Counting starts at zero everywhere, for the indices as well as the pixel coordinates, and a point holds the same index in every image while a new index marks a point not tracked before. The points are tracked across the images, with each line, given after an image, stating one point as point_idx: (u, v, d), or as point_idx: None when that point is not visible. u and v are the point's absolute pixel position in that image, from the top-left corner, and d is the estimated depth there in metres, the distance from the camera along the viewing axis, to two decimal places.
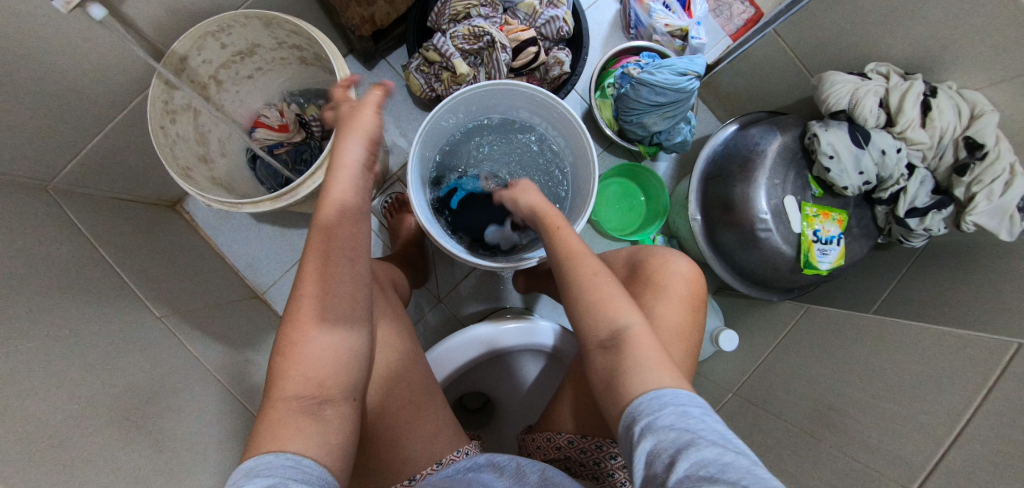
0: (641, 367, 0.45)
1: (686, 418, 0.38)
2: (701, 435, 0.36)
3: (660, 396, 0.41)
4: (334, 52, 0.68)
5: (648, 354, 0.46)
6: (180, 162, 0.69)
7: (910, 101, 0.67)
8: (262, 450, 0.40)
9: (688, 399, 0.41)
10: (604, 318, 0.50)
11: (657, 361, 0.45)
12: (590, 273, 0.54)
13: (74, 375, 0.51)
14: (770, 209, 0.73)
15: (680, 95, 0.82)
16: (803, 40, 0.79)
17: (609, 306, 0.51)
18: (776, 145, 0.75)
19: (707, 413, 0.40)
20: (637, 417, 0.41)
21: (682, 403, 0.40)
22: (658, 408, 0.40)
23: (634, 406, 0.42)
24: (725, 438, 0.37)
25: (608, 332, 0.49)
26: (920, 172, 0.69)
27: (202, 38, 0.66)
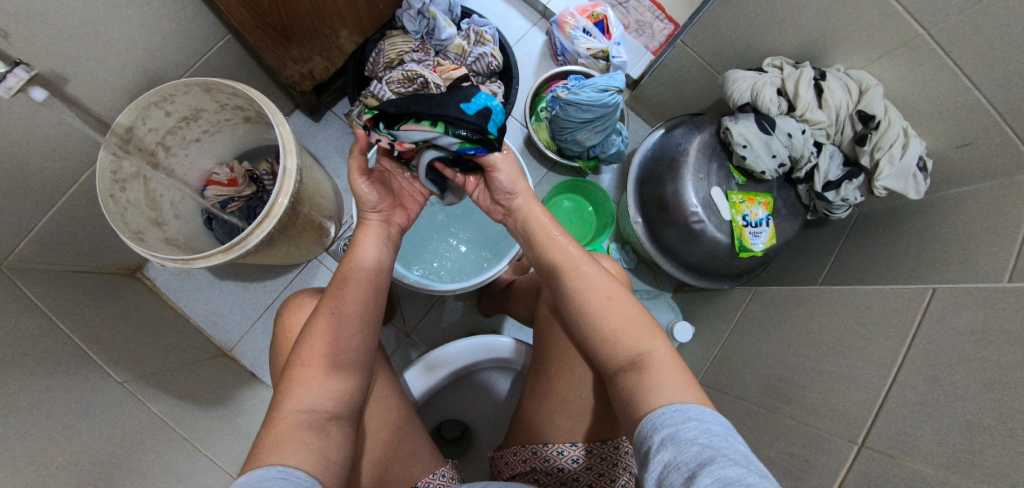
0: (662, 392, 0.44)
1: (710, 432, 0.38)
2: (726, 452, 0.36)
3: (684, 411, 0.41)
4: (272, 108, 0.73)
5: (673, 373, 0.47)
6: (132, 226, 0.72)
7: (803, 87, 0.72)
8: (262, 463, 0.43)
9: (715, 416, 0.41)
10: (619, 336, 0.51)
11: (677, 384, 0.45)
12: (605, 297, 0.54)
13: (27, 439, 0.51)
14: (700, 202, 0.77)
15: (606, 109, 0.87)
16: (706, 46, 0.87)
17: (632, 329, 0.51)
18: (696, 142, 0.80)
19: (733, 431, 0.39)
20: (657, 429, 0.41)
21: (708, 418, 0.40)
22: (681, 421, 0.40)
23: (651, 418, 0.43)
24: (751, 455, 0.37)
25: (628, 358, 0.50)
26: (827, 148, 0.74)
27: (146, 109, 0.71)
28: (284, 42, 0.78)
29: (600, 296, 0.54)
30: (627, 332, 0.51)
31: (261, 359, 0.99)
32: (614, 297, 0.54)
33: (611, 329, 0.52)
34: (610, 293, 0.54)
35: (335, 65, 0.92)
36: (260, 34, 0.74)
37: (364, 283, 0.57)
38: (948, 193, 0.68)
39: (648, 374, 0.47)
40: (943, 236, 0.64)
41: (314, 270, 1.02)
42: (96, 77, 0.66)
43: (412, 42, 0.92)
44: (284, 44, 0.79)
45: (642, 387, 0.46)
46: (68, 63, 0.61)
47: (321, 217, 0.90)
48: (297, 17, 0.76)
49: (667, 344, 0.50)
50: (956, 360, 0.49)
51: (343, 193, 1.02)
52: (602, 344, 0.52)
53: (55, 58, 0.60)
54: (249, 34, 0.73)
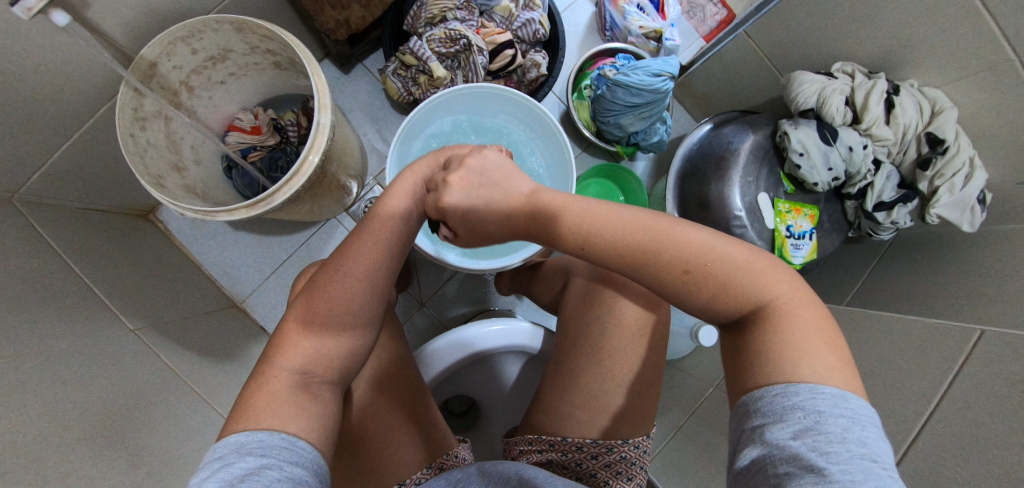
0: (793, 357, 0.37)
1: (822, 430, 0.32)
2: (834, 459, 0.31)
3: (790, 395, 0.35)
4: (308, 56, 0.67)
5: (809, 323, 0.39)
6: (152, 170, 0.67)
7: (875, 99, 0.67)
8: (247, 429, 0.40)
9: (840, 404, 0.34)
10: (717, 299, 0.42)
11: (814, 348, 0.37)
12: (689, 265, 0.42)
13: (47, 388, 0.50)
14: (744, 206, 0.74)
15: (655, 95, 0.82)
16: (772, 41, 0.81)
17: (742, 279, 0.41)
18: (749, 143, 0.76)
19: (858, 425, 0.33)
20: (758, 415, 0.36)
21: (823, 409, 0.33)
22: (784, 411, 0.35)
23: (748, 400, 0.38)
24: (870, 461, 0.31)
25: (742, 313, 0.41)
26: (885, 167, 0.71)
27: (171, 44, 0.65)
28: None
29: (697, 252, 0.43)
30: (749, 280, 0.41)
31: (272, 314, 0.97)
32: (710, 244, 0.43)
33: (718, 285, 0.42)
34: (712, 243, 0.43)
35: (373, 15, 0.85)
36: None
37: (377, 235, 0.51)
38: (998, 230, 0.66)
39: (777, 325, 0.39)
40: None
41: (332, 230, 0.99)
42: (120, 5, 0.61)
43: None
44: None
45: (776, 344, 0.38)
46: None
47: (346, 178, 0.86)
48: None
49: (791, 285, 0.42)
50: (996, 410, 0.48)
51: (368, 153, 0.97)
52: (707, 304, 0.42)
53: None
54: None
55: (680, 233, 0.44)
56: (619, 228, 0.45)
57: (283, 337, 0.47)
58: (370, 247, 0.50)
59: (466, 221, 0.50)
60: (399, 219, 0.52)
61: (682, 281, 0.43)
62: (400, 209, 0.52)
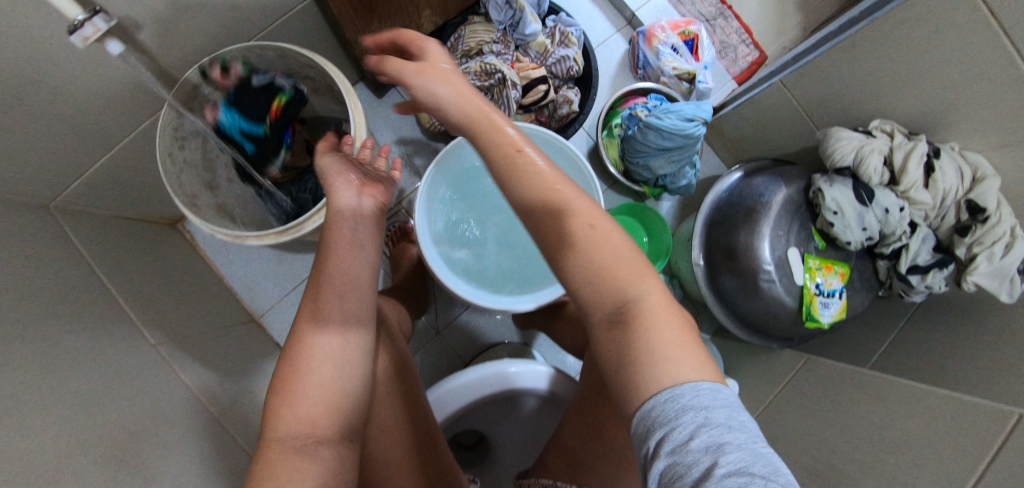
0: (664, 361, 0.34)
1: (706, 433, 0.29)
2: (720, 462, 0.28)
3: (677, 398, 0.32)
4: (348, 88, 0.68)
5: (670, 327, 0.36)
6: (187, 190, 0.68)
7: (914, 162, 0.66)
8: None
9: (717, 403, 0.31)
10: (596, 280, 0.39)
11: (683, 357, 0.34)
12: (579, 223, 0.40)
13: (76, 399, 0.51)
14: (774, 260, 0.73)
15: (687, 141, 0.81)
16: (808, 93, 0.80)
17: (620, 267, 0.39)
18: (780, 197, 0.75)
19: (736, 412, 0.31)
20: (644, 421, 0.32)
21: (704, 407, 0.31)
22: (675, 415, 0.31)
23: (643, 412, 0.33)
24: (755, 461, 0.28)
25: (615, 306, 0.38)
26: (922, 230, 0.70)
27: (216, 67, 0.67)
28: (365, 16, 0.74)
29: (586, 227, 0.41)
30: (613, 266, 0.39)
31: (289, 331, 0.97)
32: (593, 216, 0.41)
33: (593, 261, 0.39)
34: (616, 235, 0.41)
35: None
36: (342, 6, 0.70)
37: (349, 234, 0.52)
38: None
39: (649, 326, 0.36)
40: None
41: None
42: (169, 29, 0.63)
43: (493, 33, 0.86)
44: (366, 18, 0.75)
45: (641, 348, 0.35)
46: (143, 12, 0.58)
47: None
48: None
49: (659, 289, 0.39)
50: None
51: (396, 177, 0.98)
52: (578, 287, 0.40)
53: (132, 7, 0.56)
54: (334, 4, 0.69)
55: (570, 201, 0.42)
56: (537, 179, 0.42)
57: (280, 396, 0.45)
58: (340, 287, 0.50)
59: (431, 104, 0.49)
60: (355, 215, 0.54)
61: (568, 247, 0.40)
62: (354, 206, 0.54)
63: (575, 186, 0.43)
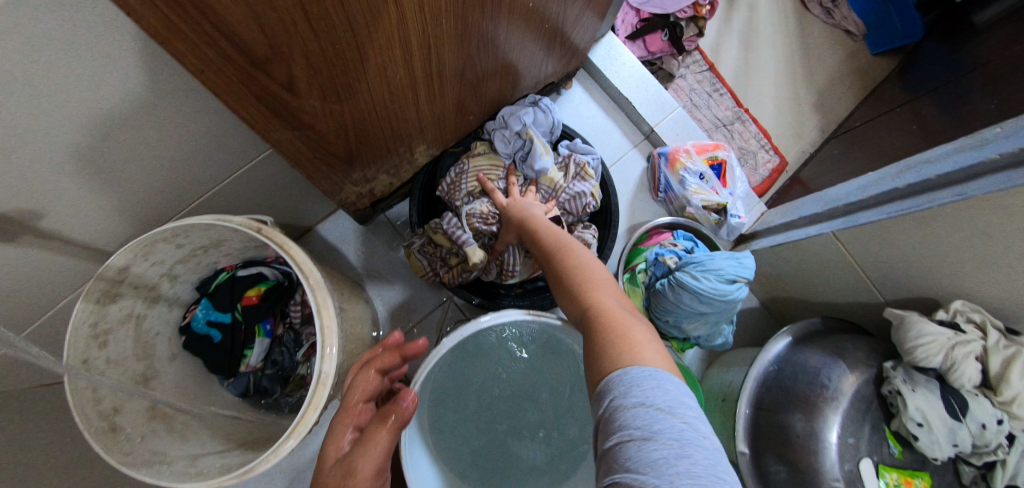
0: (627, 357, 0.41)
1: (645, 417, 0.35)
2: (649, 443, 0.34)
3: (635, 374, 0.39)
4: (310, 272, 0.53)
5: (636, 330, 0.44)
6: (105, 404, 0.52)
7: (1019, 373, 0.54)
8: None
9: (658, 388, 0.37)
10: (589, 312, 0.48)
11: (652, 351, 0.42)
12: (573, 258, 0.54)
13: None
14: (843, 475, 0.59)
15: (726, 304, 0.70)
16: (866, 252, 0.69)
17: (594, 288, 0.50)
18: (848, 389, 0.62)
19: (676, 398, 0.37)
20: (602, 399, 0.39)
21: (648, 395, 0.37)
22: (635, 388, 0.38)
23: (607, 380, 0.40)
24: (675, 431, 0.34)
25: (586, 317, 0.48)
26: (1022, 443, 0.57)
27: (150, 245, 0.53)
28: (346, 168, 0.61)
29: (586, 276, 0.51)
30: (601, 291, 0.49)
31: None
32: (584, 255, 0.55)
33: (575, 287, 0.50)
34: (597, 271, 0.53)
35: (400, 180, 0.75)
36: (316, 165, 0.57)
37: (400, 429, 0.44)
38: None
39: (611, 329, 0.44)
40: None
41: (330, 408, 0.84)
42: (87, 204, 0.49)
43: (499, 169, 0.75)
44: (346, 169, 0.62)
45: (611, 346, 0.42)
46: (40, 196, 0.44)
47: None
48: (365, 140, 0.59)
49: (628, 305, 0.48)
50: None
51: (382, 318, 0.84)
52: (568, 308, 0.51)
53: (22, 194, 0.43)
54: (304, 167, 0.56)
55: (567, 243, 0.57)
56: (549, 236, 0.59)
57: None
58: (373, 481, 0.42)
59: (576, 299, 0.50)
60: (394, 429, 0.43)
61: (564, 277, 0.53)
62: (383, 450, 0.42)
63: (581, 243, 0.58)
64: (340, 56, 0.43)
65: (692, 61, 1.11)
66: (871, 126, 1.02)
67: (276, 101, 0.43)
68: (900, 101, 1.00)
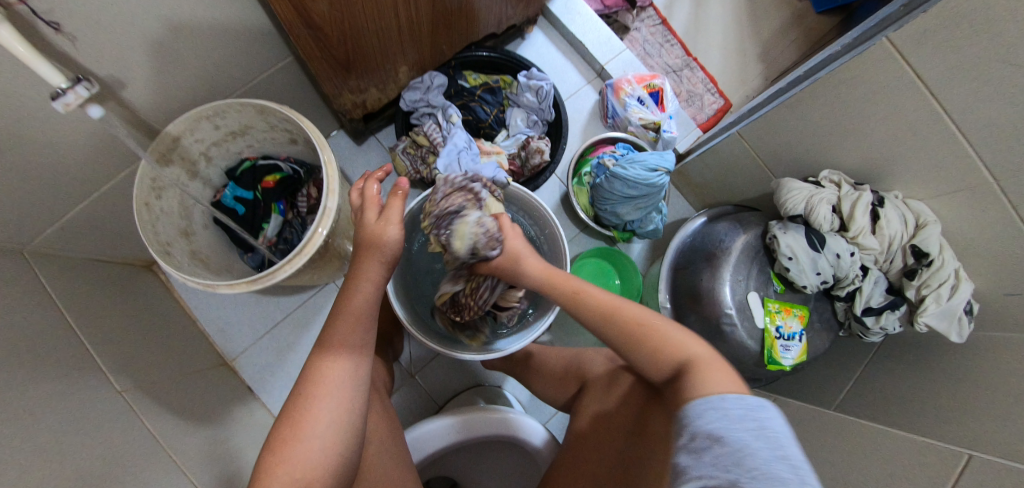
0: (707, 393, 0.47)
1: (725, 435, 0.42)
2: (742, 453, 0.40)
3: (716, 407, 0.44)
4: (322, 142, 0.71)
5: (722, 376, 0.49)
6: (161, 238, 0.70)
7: (860, 210, 0.70)
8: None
9: (754, 411, 0.44)
10: (658, 352, 0.54)
11: (730, 384, 0.47)
12: (607, 308, 0.58)
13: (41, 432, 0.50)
14: (734, 304, 0.75)
15: (651, 189, 0.87)
16: (764, 142, 0.85)
17: (671, 347, 0.54)
18: (740, 242, 0.79)
19: (751, 412, 0.43)
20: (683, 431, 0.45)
21: (723, 419, 0.43)
22: (724, 415, 0.43)
23: (697, 414, 0.45)
24: (764, 445, 0.41)
25: (676, 370, 0.52)
26: (873, 273, 0.73)
27: (196, 121, 0.70)
28: (345, 75, 0.80)
29: (535, 263, 0.63)
30: (667, 348, 0.54)
31: (261, 375, 0.96)
32: (614, 301, 0.58)
33: (657, 356, 0.54)
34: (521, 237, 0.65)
35: (387, 97, 0.93)
36: (323, 65, 0.75)
37: (384, 259, 0.57)
38: (988, 335, 0.65)
39: (695, 374, 0.49)
40: (971, 387, 0.64)
41: (329, 295, 1.00)
42: (154, 83, 0.67)
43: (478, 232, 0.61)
44: (345, 76, 0.80)
45: (689, 387, 0.48)
46: (126, 69, 0.62)
47: (348, 245, 0.89)
48: (360, 51, 0.77)
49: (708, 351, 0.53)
50: None
51: None
52: (612, 338, 0.57)
53: (116, 64, 0.60)
54: (315, 66, 0.75)
55: (591, 301, 0.59)
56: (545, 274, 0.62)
57: (279, 437, 0.47)
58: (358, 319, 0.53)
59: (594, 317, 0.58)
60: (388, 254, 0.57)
61: (623, 330, 0.56)
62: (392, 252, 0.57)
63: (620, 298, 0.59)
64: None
65: (647, 15, 1.30)
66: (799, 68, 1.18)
67: (301, 8, 0.61)
68: None
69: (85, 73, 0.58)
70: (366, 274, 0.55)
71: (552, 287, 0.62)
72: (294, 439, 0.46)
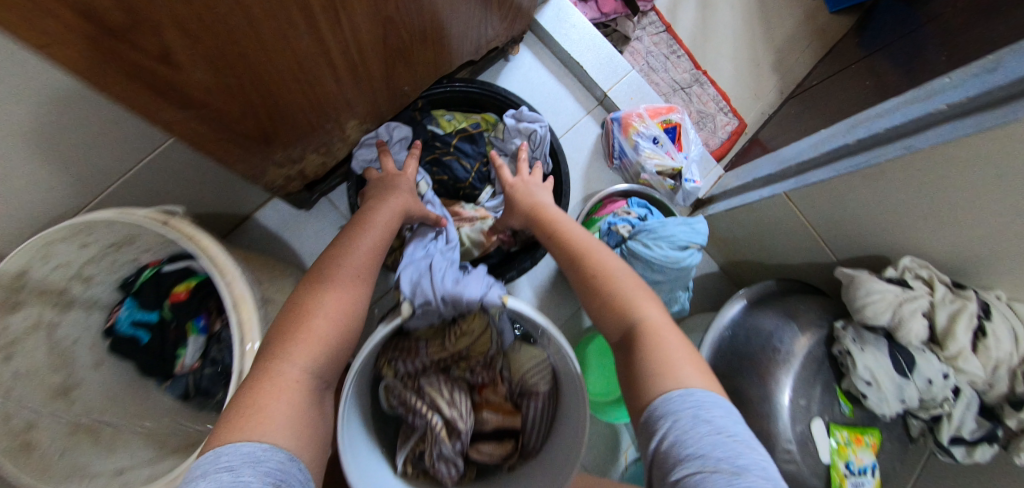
0: (673, 373, 0.44)
1: (681, 437, 0.38)
2: (699, 468, 0.35)
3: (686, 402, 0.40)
4: (222, 264, 0.49)
5: (681, 352, 0.46)
6: (12, 422, 0.49)
7: (963, 327, 0.54)
8: (236, 441, 0.38)
9: (724, 418, 0.39)
10: (631, 304, 0.51)
11: (695, 370, 0.44)
12: (601, 272, 0.55)
13: None
14: (795, 437, 0.59)
15: (681, 271, 0.69)
16: (818, 211, 0.67)
17: (634, 300, 0.51)
18: (800, 352, 0.62)
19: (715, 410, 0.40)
20: (649, 436, 0.41)
21: (686, 423, 0.39)
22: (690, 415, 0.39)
23: (663, 409, 0.41)
24: (726, 453, 0.36)
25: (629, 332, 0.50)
26: (966, 395, 0.57)
27: (48, 247, 0.48)
28: (265, 148, 0.57)
29: (535, 205, 0.67)
30: (641, 302, 0.51)
31: None
32: (611, 264, 0.56)
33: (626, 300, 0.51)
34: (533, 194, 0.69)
35: (333, 158, 0.71)
36: (230, 148, 0.52)
37: (380, 235, 0.58)
38: None
39: (650, 346, 0.46)
40: None
41: None
42: None
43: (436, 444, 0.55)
44: (266, 150, 0.57)
45: (653, 355, 0.46)
46: None
47: None
48: (283, 119, 0.54)
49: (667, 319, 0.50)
50: None
51: None
52: (593, 306, 0.54)
53: None
54: (217, 151, 0.52)
55: (602, 260, 0.56)
56: (568, 235, 0.61)
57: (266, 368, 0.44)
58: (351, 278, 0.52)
59: (568, 258, 0.59)
60: (379, 227, 0.59)
61: (598, 282, 0.54)
62: (384, 221, 0.60)
63: (606, 250, 0.59)
64: (238, 35, 0.39)
65: (649, 22, 1.10)
66: (826, 84, 1.01)
67: (167, 85, 0.38)
68: (849, 61, 1.00)
69: None
70: (359, 246, 0.56)
71: (542, 216, 0.65)
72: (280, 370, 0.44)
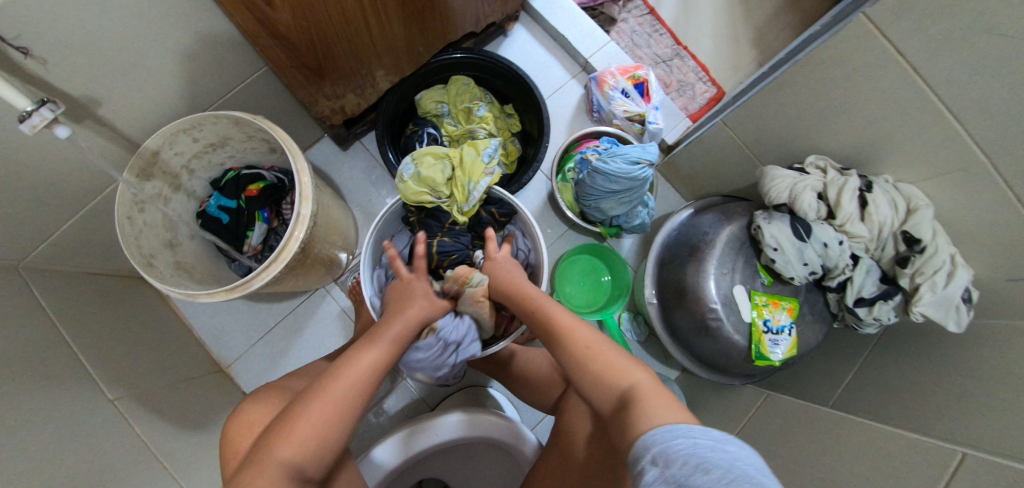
0: (647, 416, 0.47)
1: (672, 463, 0.40)
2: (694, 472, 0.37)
3: (675, 431, 0.43)
4: (295, 152, 0.73)
5: (662, 399, 0.49)
6: (144, 250, 0.71)
7: (847, 196, 0.68)
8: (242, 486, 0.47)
9: (713, 438, 0.41)
10: (615, 386, 0.53)
11: (664, 405, 0.48)
12: (581, 343, 0.58)
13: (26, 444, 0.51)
14: (720, 298, 0.75)
15: (633, 182, 0.86)
16: (748, 131, 0.84)
17: (609, 370, 0.55)
18: (724, 234, 0.77)
19: (723, 442, 0.40)
20: (648, 471, 0.41)
21: (669, 452, 0.41)
22: (677, 440, 0.41)
23: (657, 443, 0.42)
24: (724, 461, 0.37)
25: (614, 396, 0.53)
26: (864, 262, 0.70)
27: (174, 135, 0.71)
28: (318, 80, 0.80)
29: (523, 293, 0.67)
30: (608, 374, 0.54)
31: (255, 381, 0.97)
32: (595, 343, 0.58)
33: (606, 381, 0.54)
34: (511, 270, 0.71)
35: (367, 101, 0.94)
36: (293, 73, 0.76)
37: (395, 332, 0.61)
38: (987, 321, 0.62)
39: (637, 403, 0.49)
40: (965, 375, 0.61)
41: (319, 300, 1.02)
42: (130, 102, 0.68)
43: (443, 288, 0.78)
44: (318, 82, 0.80)
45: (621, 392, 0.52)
46: (105, 89, 0.64)
47: (332, 250, 0.91)
48: (333, 59, 0.78)
49: (650, 375, 0.53)
50: None
51: (361, 225, 1.04)
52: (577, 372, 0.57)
53: (94, 86, 0.62)
54: (286, 75, 0.76)
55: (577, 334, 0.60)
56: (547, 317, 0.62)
57: (288, 429, 0.51)
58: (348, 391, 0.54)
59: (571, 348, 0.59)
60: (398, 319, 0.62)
61: (583, 358, 0.57)
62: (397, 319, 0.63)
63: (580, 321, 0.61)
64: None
65: (634, 6, 1.27)
66: None
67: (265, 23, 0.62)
68: None
69: (59, 95, 0.59)
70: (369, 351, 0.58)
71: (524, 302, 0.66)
72: (277, 462, 0.48)
